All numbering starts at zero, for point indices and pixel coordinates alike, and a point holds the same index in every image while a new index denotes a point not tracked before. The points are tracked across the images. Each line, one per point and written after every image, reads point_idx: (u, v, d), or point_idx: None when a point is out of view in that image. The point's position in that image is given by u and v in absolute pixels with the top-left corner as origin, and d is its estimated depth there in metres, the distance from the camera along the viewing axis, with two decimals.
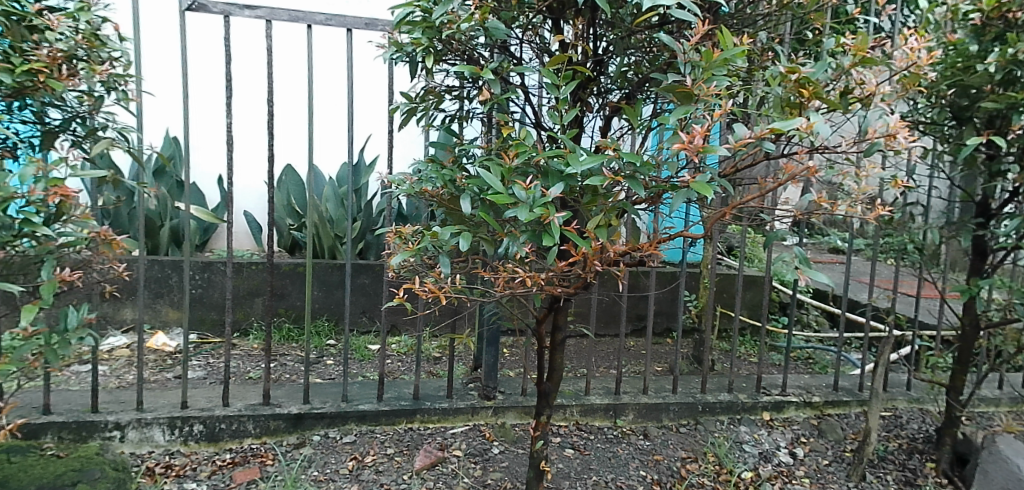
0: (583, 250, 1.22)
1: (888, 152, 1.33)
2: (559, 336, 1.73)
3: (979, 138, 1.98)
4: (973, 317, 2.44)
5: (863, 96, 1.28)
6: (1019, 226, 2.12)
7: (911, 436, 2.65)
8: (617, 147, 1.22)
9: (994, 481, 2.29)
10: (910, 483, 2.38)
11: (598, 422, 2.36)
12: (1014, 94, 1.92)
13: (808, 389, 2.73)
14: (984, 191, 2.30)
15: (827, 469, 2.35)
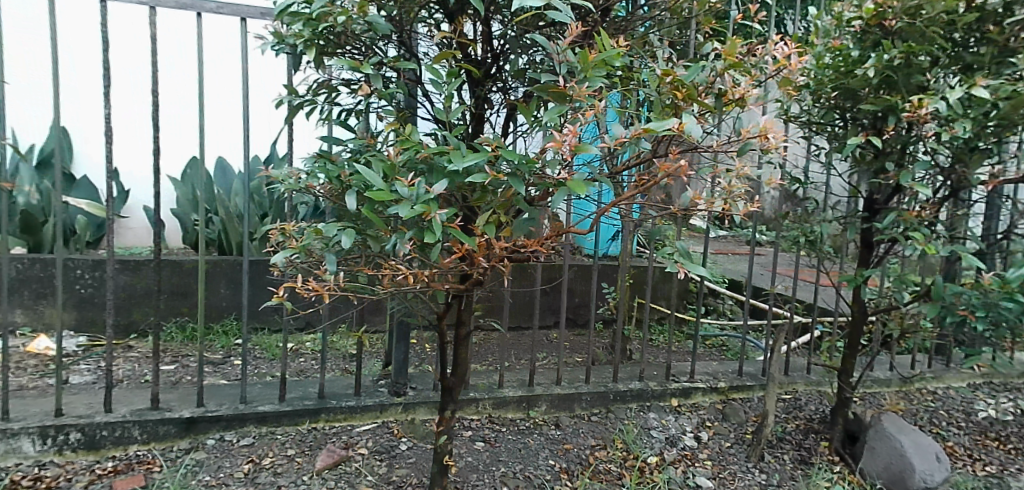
0: (468, 246, 1.23)
1: (762, 151, 1.41)
2: (463, 330, 1.73)
3: (859, 137, 2.13)
4: (859, 304, 2.63)
5: (737, 98, 1.35)
6: (895, 220, 2.28)
7: (808, 417, 2.82)
8: (499, 145, 1.24)
9: (878, 457, 2.47)
10: (804, 461, 2.53)
11: (510, 414, 2.40)
12: (889, 97, 2.07)
13: (715, 376, 2.86)
14: (870, 187, 2.47)
15: (728, 451, 2.48)
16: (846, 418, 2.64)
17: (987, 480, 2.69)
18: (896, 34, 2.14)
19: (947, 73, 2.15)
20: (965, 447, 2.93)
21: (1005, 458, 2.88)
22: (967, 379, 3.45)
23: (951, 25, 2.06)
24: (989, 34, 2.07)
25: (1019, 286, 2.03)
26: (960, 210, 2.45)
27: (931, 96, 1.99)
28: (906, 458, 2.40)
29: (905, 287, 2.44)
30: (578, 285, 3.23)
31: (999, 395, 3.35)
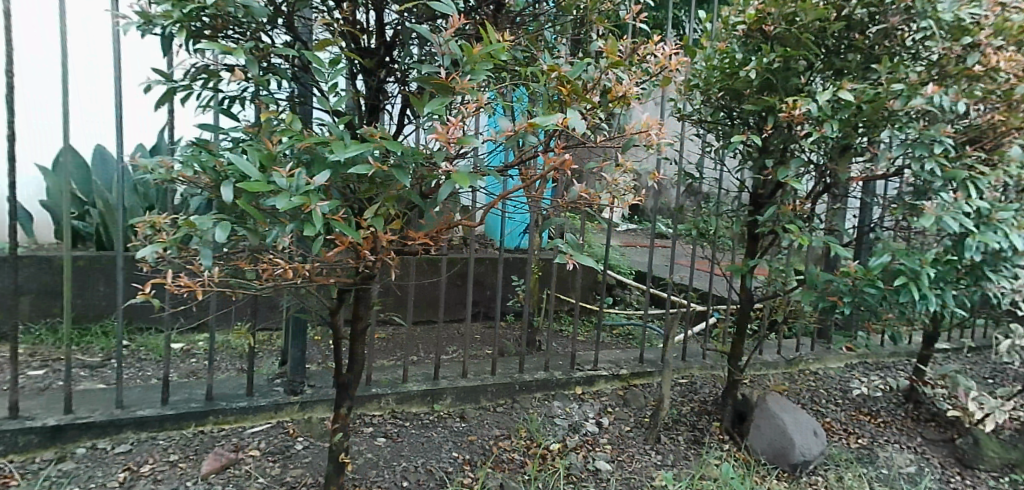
0: (353, 239, 1.21)
1: (646, 147, 1.48)
2: (360, 326, 1.70)
3: (742, 136, 2.30)
4: (746, 292, 2.80)
5: (620, 95, 1.41)
6: (775, 214, 2.45)
7: (702, 399, 2.98)
8: (385, 136, 1.23)
9: (763, 434, 2.66)
10: (697, 442, 2.68)
11: (415, 408, 2.38)
12: (767, 98, 2.26)
13: (617, 363, 2.97)
14: (755, 183, 2.63)
15: (627, 435, 2.58)
16: (735, 399, 2.82)
17: (858, 451, 2.95)
18: (774, 39, 2.29)
19: (819, 77, 2.32)
20: (840, 422, 3.19)
21: (874, 430, 3.17)
22: (845, 360, 3.76)
23: (821, 32, 2.23)
24: (854, 42, 2.25)
25: (879, 273, 2.24)
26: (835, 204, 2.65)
27: (804, 98, 2.16)
28: (787, 434, 2.60)
29: (785, 276, 2.62)
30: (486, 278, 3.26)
31: (872, 373, 3.67)
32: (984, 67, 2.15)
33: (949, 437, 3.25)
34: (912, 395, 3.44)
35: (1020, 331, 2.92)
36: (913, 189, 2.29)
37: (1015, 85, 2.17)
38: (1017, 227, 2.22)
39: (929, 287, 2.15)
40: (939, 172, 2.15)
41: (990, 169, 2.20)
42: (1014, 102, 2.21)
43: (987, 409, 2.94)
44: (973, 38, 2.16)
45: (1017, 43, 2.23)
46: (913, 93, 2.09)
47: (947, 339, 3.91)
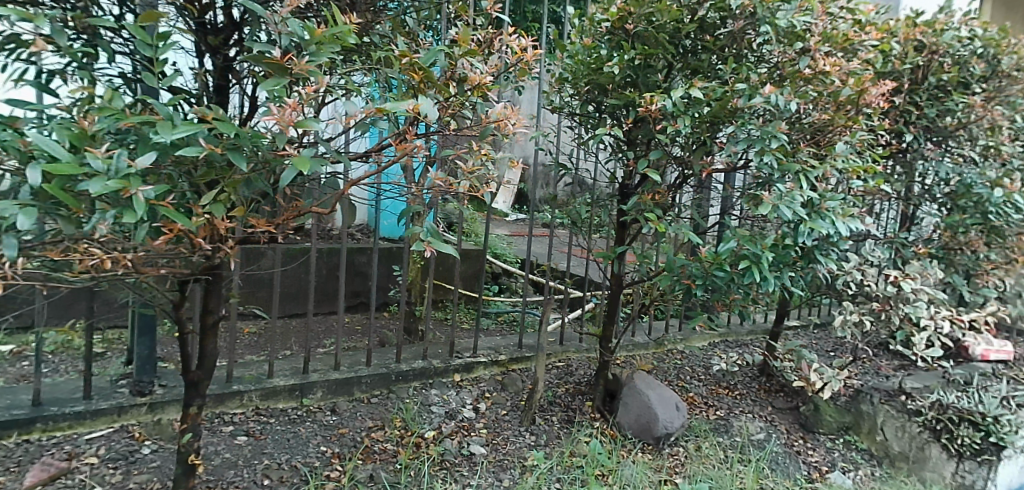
0: (185, 227, 1.14)
1: (500, 137, 1.54)
2: (211, 319, 1.59)
3: (606, 129, 2.44)
4: (616, 277, 2.95)
5: (472, 84, 1.44)
6: (637, 204, 2.61)
7: (576, 381, 3.12)
8: (219, 118, 1.16)
9: (631, 411, 2.82)
10: (570, 421, 2.80)
11: (281, 404, 2.30)
12: (628, 93, 2.42)
13: (496, 350, 3.02)
14: (622, 174, 2.78)
15: (503, 418, 2.65)
16: (606, 379, 2.97)
17: (715, 421, 3.21)
18: (635, 36, 2.41)
19: (679, 75, 2.49)
20: (702, 396, 3.45)
21: (731, 402, 3.46)
22: (709, 339, 4.06)
23: (677, 32, 2.38)
24: (705, 44, 2.43)
25: (726, 258, 2.44)
26: (696, 194, 2.84)
27: (660, 95, 2.31)
28: (652, 410, 2.77)
29: (648, 262, 2.79)
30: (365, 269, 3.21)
31: (731, 350, 4.00)
32: (814, 70, 2.38)
33: (794, 404, 3.60)
34: (765, 369, 3.78)
35: (849, 307, 3.30)
36: (756, 180, 2.51)
37: (840, 87, 2.43)
38: (842, 214, 2.49)
39: (768, 269, 2.37)
40: (777, 165, 2.37)
41: (820, 162, 2.45)
42: (840, 103, 2.47)
43: (824, 378, 3.29)
44: (804, 44, 2.39)
45: (842, 49, 2.50)
46: (753, 92, 2.29)
47: (796, 316, 4.32)
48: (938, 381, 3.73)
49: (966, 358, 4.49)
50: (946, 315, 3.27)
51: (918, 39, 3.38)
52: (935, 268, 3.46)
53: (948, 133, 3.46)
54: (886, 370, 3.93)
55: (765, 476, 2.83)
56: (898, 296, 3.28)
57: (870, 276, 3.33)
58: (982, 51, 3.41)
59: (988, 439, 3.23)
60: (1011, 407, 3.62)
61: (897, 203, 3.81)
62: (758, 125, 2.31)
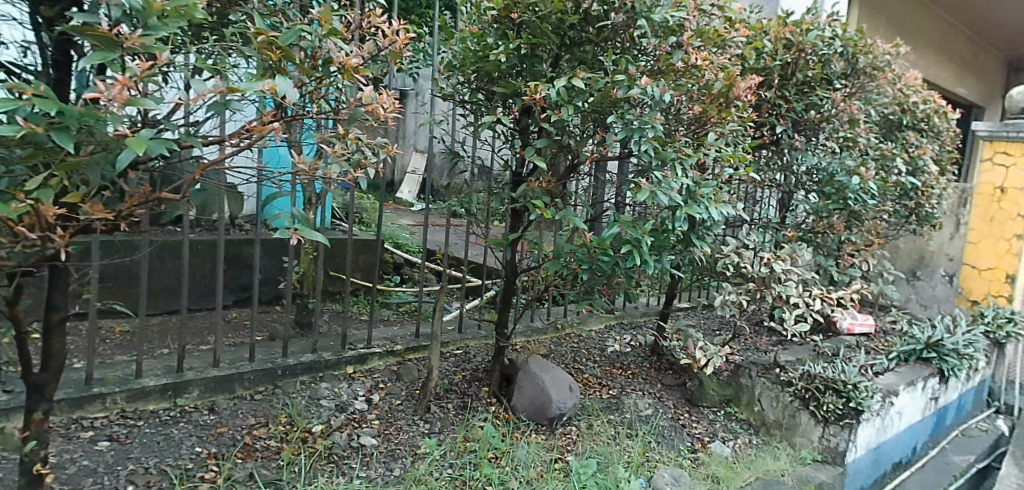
0: (2, 214, 1.05)
1: (371, 120, 1.53)
2: (55, 317, 1.45)
3: (493, 116, 2.47)
4: (510, 265, 3.00)
5: (337, 65, 1.40)
6: (526, 192, 2.67)
7: (474, 367, 3.14)
8: (43, 94, 1.07)
9: (526, 394, 2.88)
10: (466, 407, 2.82)
11: (152, 405, 2.16)
12: (514, 82, 2.47)
13: (392, 340, 2.99)
14: (514, 162, 2.82)
15: (397, 408, 2.63)
16: (502, 364, 3.01)
17: (608, 400, 3.35)
18: (521, 26, 2.45)
19: (566, 65, 2.56)
20: (597, 377, 3.58)
21: (623, 382, 3.62)
22: (606, 322, 4.23)
23: (561, 23, 2.43)
24: (587, 35, 2.49)
25: (610, 243, 2.55)
26: (584, 182, 2.93)
27: (544, 84, 2.37)
28: (546, 392, 2.85)
29: (539, 249, 2.86)
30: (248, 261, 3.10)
31: (626, 332, 4.19)
32: (686, 64, 2.53)
33: (682, 381, 3.85)
34: (656, 349, 3.98)
35: (728, 288, 3.54)
36: (637, 168, 2.63)
37: (712, 81, 2.65)
38: (715, 201, 2.65)
39: (647, 253, 2.54)
40: (654, 154, 2.51)
41: (693, 151, 2.62)
42: (713, 95, 2.66)
43: (708, 355, 3.50)
44: (678, 38, 2.55)
45: (712, 45, 2.67)
46: (631, 83, 2.39)
47: (686, 298, 4.58)
48: (808, 354, 4.08)
49: (834, 332, 4.94)
50: (813, 293, 3.57)
51: (786, 38, 3.65)
52: (803, 250, 3.78)
53: (813, 126, 3.77)
54: (764, 346, 4.25)
55: (651, 450, 2.99)
56: (770, 276, 3.56)
57: (747, 258, 3.59)
58: (842, 50, 3.71)
59: (849, 404, 3.43)
60: (869, 375, 4.02)
61: (772, 191, 4.11)
62: (635, 115, 2.42)
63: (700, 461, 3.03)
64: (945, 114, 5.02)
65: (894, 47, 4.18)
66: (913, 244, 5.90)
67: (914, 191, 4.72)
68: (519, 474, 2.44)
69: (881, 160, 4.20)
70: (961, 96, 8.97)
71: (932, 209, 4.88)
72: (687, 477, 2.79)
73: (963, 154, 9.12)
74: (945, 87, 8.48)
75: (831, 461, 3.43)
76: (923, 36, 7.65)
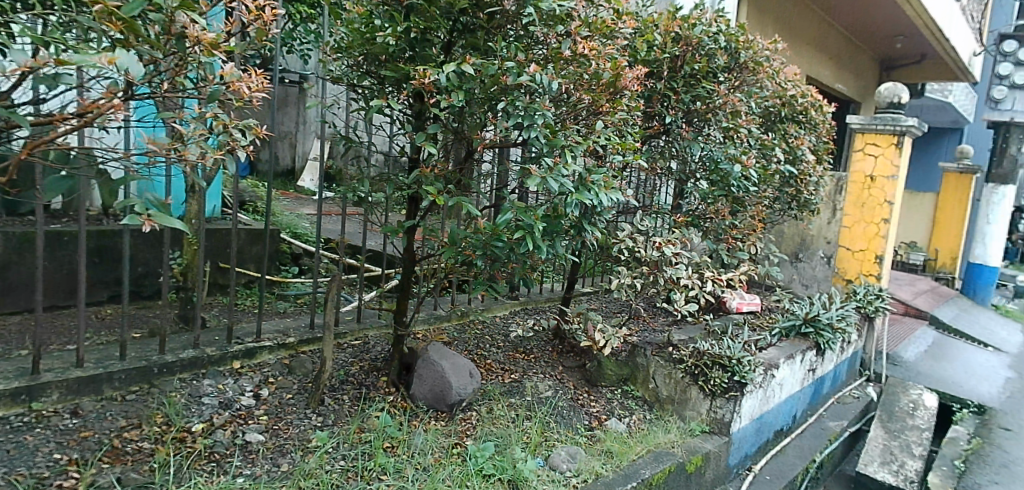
0: None
1: (235, 100, 1.56)
2: None
3: (382, 99, 2.43)
4: (407, 253, 2.96)
5: (195, 42, 1.39)
6: (417, 178, 2.65)
7: (372, 358, 3.09)
8: None
9: (425, 382, 2.86)
10: (362, 398, 2.77)
11: (2, 411, 1.98)
12: (403, 66, 2.45)
13: (284, 333, 2.88)
14: (409, 149, 2.78)
15: (287, 402, 2.55)
16: (401, 353, 2.96)
17: (509, 384, 3.40)
18: (410, 9, 2.42)
19: (458, 50, 2.56)
20: (499, 362, 3.63)
21: (525, 366, 3.69)
22: (510, 308, 4.29)
23: (450, 8, 2.42)
24: (476, 21, 2.50)
25: (503, 229, 2.60)
26: (480, 168, 2.93)
27: (433, 68, 2.36)
28: (445, 378, 2.84)
29: (435, 236, 2.84)
30: (114, 256, 2.92)
31: (529, 317, 4.27)
32: (573, 53, 2.60)
33: (582, 363, 3.98)
34: (557, 332, 4.09)
35: (624, 272, 3.68)
36: (529, 155, 2.68)
37: (600, 70, 2.73)
38: (605, 187, 2.74)
39: (539, 239, 2.60)
40: (546, 141, 2.57)
41: (583, 139, 2.70)
42: (602, 85, 2.76)
43: (605, 337, 3.63)
44: (566, 28, 2.62)
45: (600, 36, 2.75)
46: (521, 71, 2.42)
47: (588, 283, 4.73)
48: (699, 333, 4.33)
49: (725, 311, 5.26)
50: (703, 275, 3.77)
51: (675, 31, 3.83)
52: (691, 235, 4.00)
53: (700, 116, 3.98)
54: (659, 327, 4.47)
55: (549, 430, 3.08)
56: (661, 259, 3.73)
57: (640, 243, 3.75)
58: (725, 45, 3.93)
59: (733, 378, 3.71)
60: (753, 350, 4.31)
61: (665, 179, 4.31)
62: (524, 102, 2.46)
63: (596, 438, 3.15)
64: (821, 107, 5.43)
65: (772, 44, 4.47)
66: (795, 229, 6.39)
67: (792, 179, 5.09)
68: (416, 462, 2.44)
69: (762, 149, 4.50)
70: (839, 92, 9.76)
71: (810, 195, 5.30)
72: (582, 454, 2.89)
73: (841, 146, 9.93)
74: (825, 83, 9.20)
75: (718, 432, 3.67)
76: (805, 36, 8.25)
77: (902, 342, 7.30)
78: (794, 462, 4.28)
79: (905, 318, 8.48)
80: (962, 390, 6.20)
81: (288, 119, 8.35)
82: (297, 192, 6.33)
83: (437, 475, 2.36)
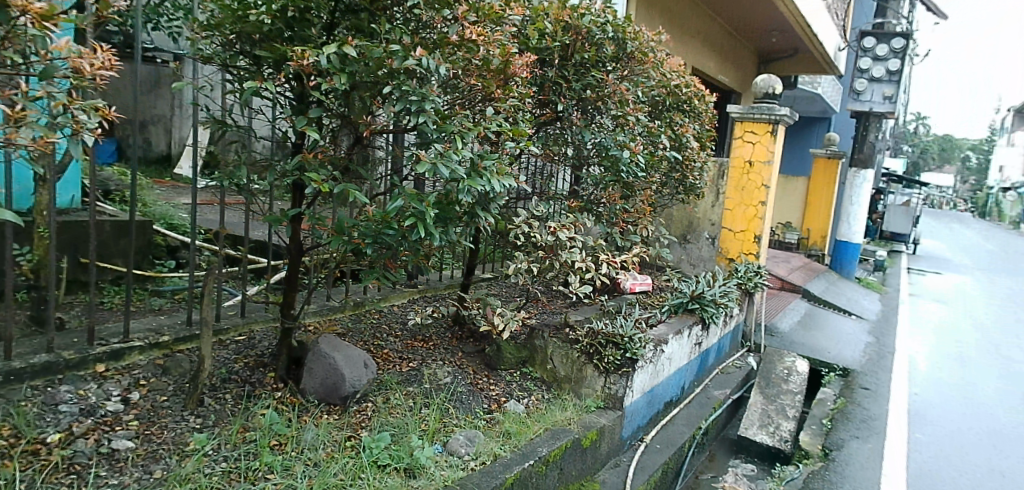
0: None
1: (74, 77, 1.49)
2: None
3: (256, 81, 2.30)
4: (293, 243, 2.84)
5: (20, 12, 1.31)
6: (299, 165, 2.54)
7: (259, 353, 2.95)
8: None
9: (316, 376, 2.77)
10: (247, 396, 2.64)
11: None
12: (280, 46, 2.34)
13: (157, 331, 2.69)
14: (290, 134, 2.67)
15: (162, 405, 2.39)
16: (289, 347, 2.85)
17: (407, 373, 3.36)
18: None
19: (341, 31, 2.47)
20: (396, 351, 3.58)
21: (424, 353, 3.66)
22: (408, 296, 4.26)
23: None
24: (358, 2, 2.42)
25: (393, 216, 2.56)
26: (368, 154, 2.85)
27: (312, 49, 2.26)
28: (337, 370, 2.77)
29: (322, 225, 2.74)
30: None
31: (427, 304, 4.25)
32: (460, 38, 2.59)
33: (481, 347, 4.01)
34: (456, 319, 4.10)
35: (520, 257, 3.73)
36: (419, 141, 2.64)
37: (489, 56, 2.73)
38: (497, 173, 2.75)
39: (431, 226, 2.57)
40: (435, 127, 2.55)
41: (474, 125, 2.70)
42: (491, 71, 2.77)
43: (504, 321, 3.68)
44: (453, 12, 2.57)
45: (488, 21, 2.74)
46: (407, 54, 2.37)
47: (487, 268, 4.77)
48: (595, 313, 4.49)
49: (619, 291, 5.50)
50: (597, 258, 3.88)
51: (565, 20, 3.90)
52: (583, 220, 4.12)
53: (592, 104, 4.10)
54: (556, 310, 4.61)
55: (447, 416, 3.09)
56: (557, 244, 3.82)
57: (535, 228, 3.82)
58: (613, 35, 4.03)
59: (626, 355, 3.89)
60: (644, 327, 4.52)
61: (560, 165, 4.42)
62: (411, 86, 2.42)
63: (495, 421, 3.19)
64: (705, 97, 5.73)
65: (657, 35, 4.65)
66: (682, 212, 6.78)
67: (676, 165, 5.38)
68: (305, 458, 2.36)
69: (651, 136, 4.69)
70: (722, 83, 10.43)
71: (695, 180, 5.63)
72: (480, 437, 2.92)
73: (724, 133, 10.61)
74: (708, 73, 9.79)
75: (612, 406, 3.84)
76: (689, 28, 8.70)
77: (778, 314, 7.96)
78: (682, 430, 4.57)
79: (781, 292, 9.23)
80: (829, 356, 6.86)
81: (163, 101, 7.73)
82: (174, 180, 5.87)
83: (329, 470, 2.30)
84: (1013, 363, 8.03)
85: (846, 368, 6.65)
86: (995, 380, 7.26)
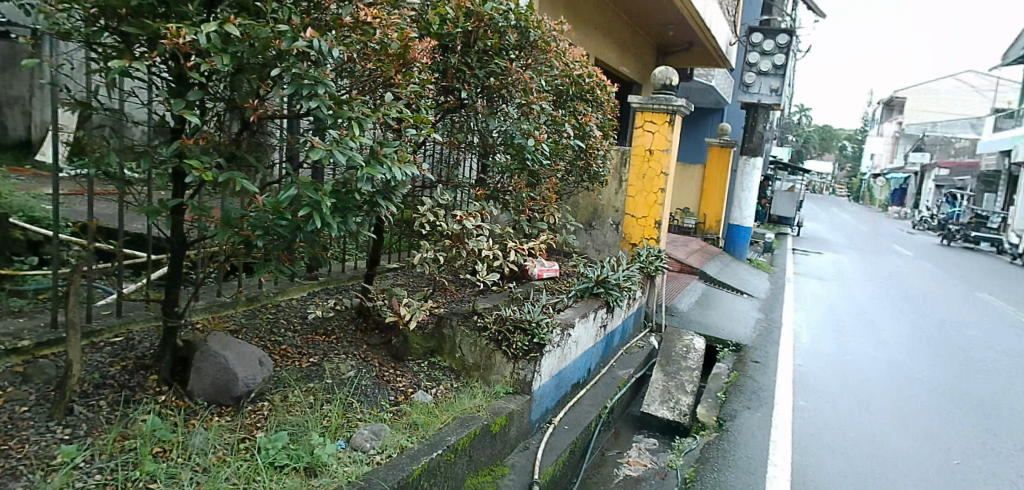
0: None
1: None
2: None
3: (125, 60, 2.10)
4: (175, 236, 2.64)
5: None
6: (178, 151, 2.36)
7: (138, 355, 2.73)
8: None
9: (205, 377, 2.60)
10: (126, 401, 2.45)
11: None
12: (151, 22, 2.14)
13: (15, 335, 2.44)
14: (168, 118, 2.47)
15: (22, 417, 2.18)
16: (174, 347, 2.66)
17: (307, 369, 3.24)
18: None
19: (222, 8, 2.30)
20: (296, 347, 3.44)
21: (325, 347, 3.55)
22: (307, 288, 4.12)
23: None
24: None
25: (286, 206, 2.43)
26: (258, 141, 2.69)
27: (189, 27, 2.10)
28: (228, 370, 2.61)
29: (207, 216, 2.57)
30: None
31: (329, 296, 4.13)
32: (355, 20, 2.49)
33: (387, 338, 3.95)
34: (361, 310, 4.00)
35: (426, 247, 3.68)
36: (312, 127, 2.52)
37: (387, 41, 2.65)
38: (398, 161, 2.68)
39: (327, 215, 2.47)
40: (330, 113, 2.44)
41: (372, 111, 2.61)
42: (389, 56, 2.69)
43: (411, 311, 3.63)
44: None
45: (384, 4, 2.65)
46: (296, 35, 2.24)
47: (392, 259, 4.69)
48: (503, 300, 4.53)
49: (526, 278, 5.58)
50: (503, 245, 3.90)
51: (467, 6, 3.85)
52: (489, 207, 4.13)
53: (496, 92, 4.10)
54: (462, 298, 4.62)
55: (351, 410, 3.00)
56: (463, 232, 3.78)
57: (441, 217, 3.78)
58: (515, 24, 4.04)
59: (534, 340, 3.94)
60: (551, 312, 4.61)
61: (466, 153, 4.40)
62: (302, 70, 2.30)
63: (402, 412, 3.15)
64: (606, 87, 5.89)
65: (560, 25, 4.71)
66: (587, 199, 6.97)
67: (580, 153, 5.50)
68: (193, 464, 2.22)
69: (555, 124, 4.76)
70: (624, 74, 10.89)
71: (597, 168, 5.80)
72: (386, 430, 2.87)
73: (627, 123, 11.04)
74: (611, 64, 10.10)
75: (521, 391, 3.89)
76: (591, 19, 8.92)
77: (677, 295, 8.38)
78: (588, 410, 4.72)
79: (680, 274, 9.73)
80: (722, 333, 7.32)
81: (20, 81, 6.94)
82: (36, 170, 5.31)
83: (220, 475, 2.18)
84: (881, 332, 8.91)
85: (738, 343, 7.13)
86: (866, 348, 8.03)
